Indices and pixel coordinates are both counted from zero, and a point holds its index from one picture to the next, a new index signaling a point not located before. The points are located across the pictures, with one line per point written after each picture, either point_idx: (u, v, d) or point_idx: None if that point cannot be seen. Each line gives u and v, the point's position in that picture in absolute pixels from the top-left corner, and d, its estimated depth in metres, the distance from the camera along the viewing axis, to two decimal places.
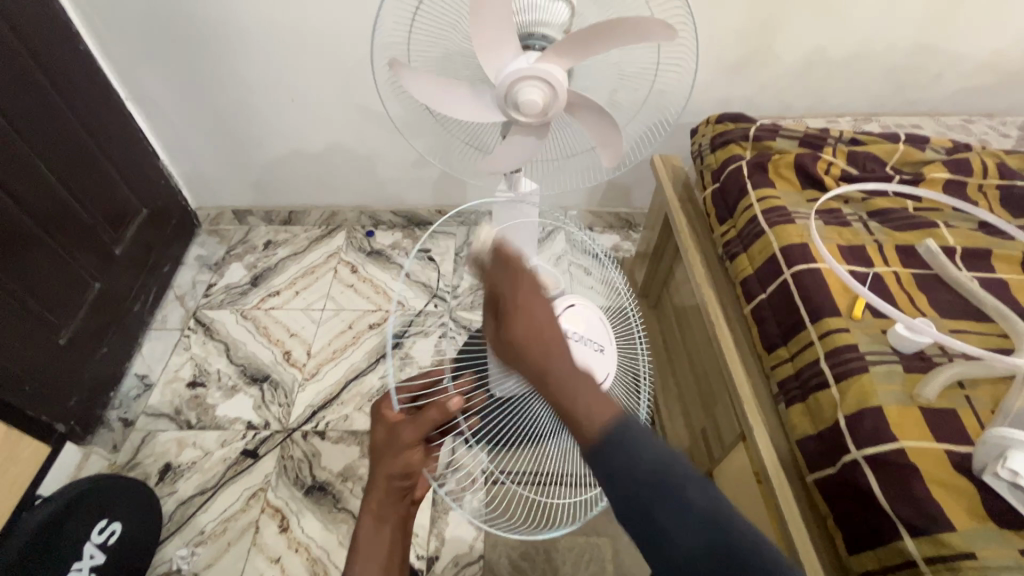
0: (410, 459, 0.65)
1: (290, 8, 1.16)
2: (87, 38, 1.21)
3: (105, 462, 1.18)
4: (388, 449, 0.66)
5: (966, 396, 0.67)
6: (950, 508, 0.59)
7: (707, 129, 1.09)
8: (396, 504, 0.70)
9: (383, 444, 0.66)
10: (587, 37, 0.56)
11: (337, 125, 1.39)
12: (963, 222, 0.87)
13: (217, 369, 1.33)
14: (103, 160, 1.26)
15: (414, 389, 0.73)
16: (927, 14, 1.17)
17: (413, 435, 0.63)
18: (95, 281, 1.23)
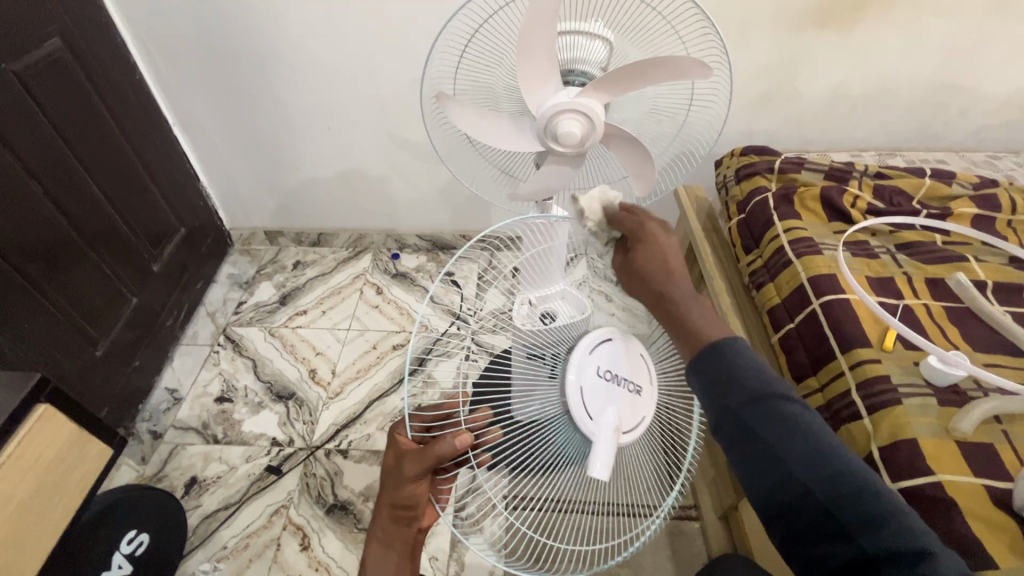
0: (413, 489, 0.67)
1: (332, 41, 1.22)
2: (142, 67, 1.30)
3: (134, 473, 1.20)
4: (392, 477, 0.68)
5: (1003, 431, 0.67)
6: (993, 545, 0.58)
7: (732, 161, 1.12)
8: (403, 530, 0.72)
9: (390, 469, 0.68)
10: (626, 75, 0.60)
11: (370, 151, 1.44)
12: (993, 257, 0.88)
13: (244, 385, 1.36)
14: (148, 180, 1.32)
15: (426, 419, 0.74)
16: (948, 53, 1.19)
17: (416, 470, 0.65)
18: (133, 295, 1.28)
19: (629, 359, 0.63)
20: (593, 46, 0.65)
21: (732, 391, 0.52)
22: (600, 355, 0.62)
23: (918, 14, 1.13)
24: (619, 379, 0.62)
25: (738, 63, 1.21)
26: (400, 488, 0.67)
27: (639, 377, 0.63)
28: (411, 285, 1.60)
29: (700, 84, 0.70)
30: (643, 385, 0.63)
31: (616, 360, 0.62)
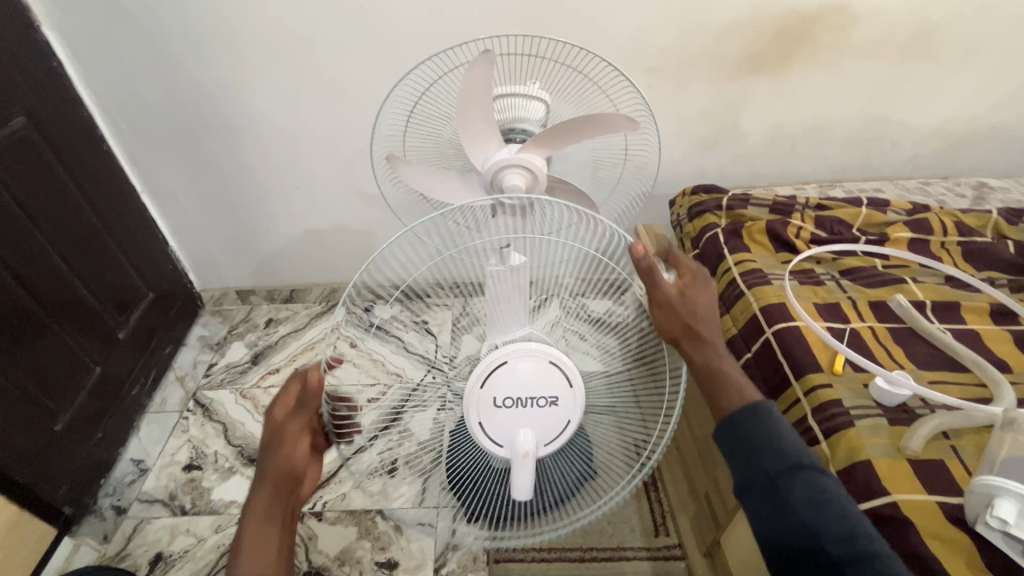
0: (299, 447, 0.75)
1: (296, 107, 1.28)
2: (111, 140, 1.33)
3: (95, 553, 1.14)
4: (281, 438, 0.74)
5: (951, 446, 0.70)
6: (953, 565, 0.59)
7: (684, 200, 1.17)
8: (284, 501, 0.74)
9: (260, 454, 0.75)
10: (560, 130, 0.64)
11: (338, 208, 1.47)
12: (930, 277, 0.93)
13: (214, 451, 1.32)
14: (114, 248, 1.32)
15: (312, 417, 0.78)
16: (874, 92, 1.30)
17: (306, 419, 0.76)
18: (96, 365, 1.25)
19: (534, 379, 0.72)
20: (531, 106, 0.70)
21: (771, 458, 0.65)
22: (500, 386, 0.72)
23: (840, 58, 1.24)
24: (527, 400, 0.72)
25: (684, 108, 1.29)
26: (268, 469, 0.74)
27: (551, 388, 0.72)
28: None
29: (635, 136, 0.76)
30: (557, 394, 0.72)
31: (520, 382, 0.72)
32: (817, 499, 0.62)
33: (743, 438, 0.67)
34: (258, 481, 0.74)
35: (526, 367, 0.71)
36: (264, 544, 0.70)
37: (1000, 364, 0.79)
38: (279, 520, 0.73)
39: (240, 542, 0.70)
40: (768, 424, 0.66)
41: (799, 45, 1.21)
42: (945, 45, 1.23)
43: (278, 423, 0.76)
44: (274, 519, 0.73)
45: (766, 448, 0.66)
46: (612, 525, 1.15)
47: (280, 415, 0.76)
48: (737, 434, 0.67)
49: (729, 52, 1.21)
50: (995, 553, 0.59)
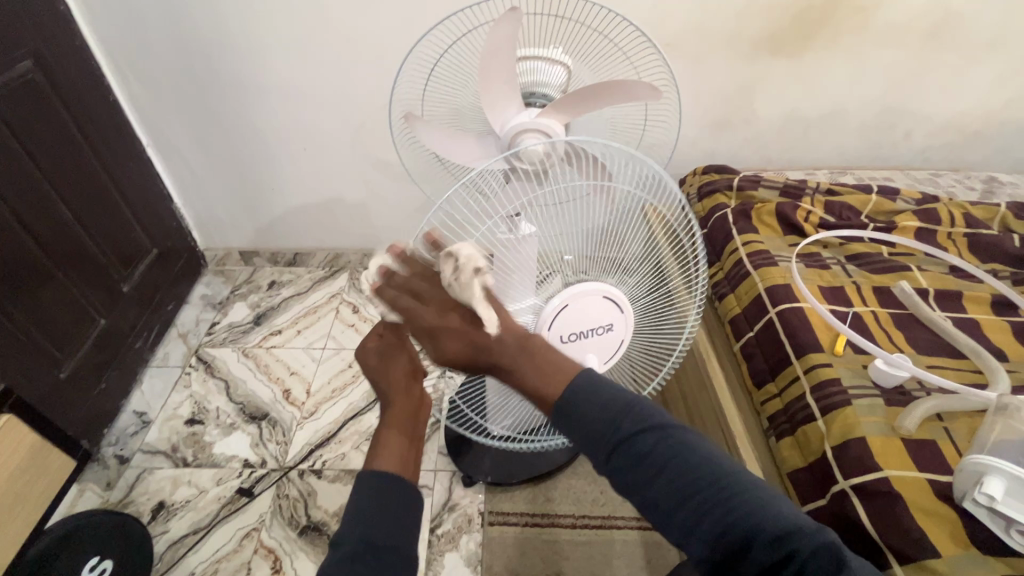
0: (404, 357, 0.66)
1: (306, 66, 1.26)
2: (118, 91, 1.31)
3: (98, 499, 1.17)
4: (382, 357, 0.66)
5: (945, 428, 0.72)
6: (937, 537, 0.62)
7: (695, 179, 1.16)
8: (410, 415, 0.64)
9: (372, 375, 0.66)
10: (581, 98, 0.67)
11: (345, 173, 1.47)
12: (934, 266, 0.94)
13: (216, 407, 1.34)
14: (120, 202, 1.32)
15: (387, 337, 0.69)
16: (892, 80, 1.28)
17: (402, 330, 0.66)
18: (100, 317, 1.26)
19: (587, 308, 0.71)
20: (553, 70, 0.71)
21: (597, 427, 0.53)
22: (563, 321, 0.72)
23: (859, 44, 1.22)
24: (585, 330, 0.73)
25: (700, 86, 1.28)
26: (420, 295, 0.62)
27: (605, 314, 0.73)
28: None
29: (652, 107, 0.81)
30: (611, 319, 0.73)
31: (580, 318, 0.72)
32: (654, 460, 0.51)
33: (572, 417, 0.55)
34: (385, 396, 0.65)
35: (593, 311, 0.72)
36: (398, 450, 0.61)
37: (997, 353, 0.81)
38: (407, 429, 0.63)
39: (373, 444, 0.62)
40: (593, 394, 0.55)
41: (820, 28, 1.19)
42: (968, 34, 1.21)
43: (385, 342, 0.66)
44: (401, 427, 0.63)
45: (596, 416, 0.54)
46: (604, 495, 1.18)
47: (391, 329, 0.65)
48: (572, 421, 0.55)
49: (749, 30, 1.19)
50: (979, 528, 0.62)
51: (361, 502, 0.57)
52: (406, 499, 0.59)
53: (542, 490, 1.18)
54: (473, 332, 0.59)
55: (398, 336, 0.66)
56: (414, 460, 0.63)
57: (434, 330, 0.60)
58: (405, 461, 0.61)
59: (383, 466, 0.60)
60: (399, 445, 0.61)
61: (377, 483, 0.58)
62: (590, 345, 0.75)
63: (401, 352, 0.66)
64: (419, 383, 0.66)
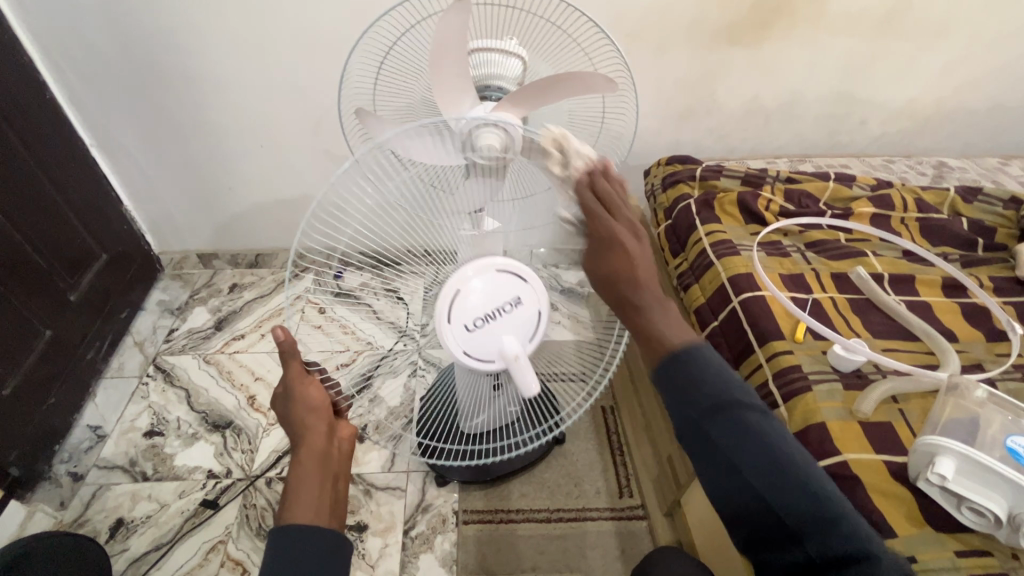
0: (313, 397, 0.64)
1: (259, 60, 1.21)
2: (56, 89, 1.23)
3: (51, 520, 1.11)
4: (287, 398, 0.64)
5: (899, 409, 0.74)
6: (893, 518, 0.64)
7: (659, 170, 1.17)
8: (325, 460, 0.63)
9: (282, 413, 0.65)
10: (536, 88, 0.65)
11: (306, 170, 1.42)
12: (889, 251, 0.97)
13: (177, 417, 1.29)
14: (63, 206, 1.24)
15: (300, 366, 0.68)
16: (847, 70, 1.31)
17: (300, 366, 0.64)
18: (47, 328, 1.19)
19: (483, 286, 0.68)
20: (508, 63, 0.70)
21: (697, 395, 0.58)
22: (461, 308, 0.68)
23: (815, 33, 1.24)
24: (495, 311, 0.69)
25: (662, 76, 1.28)
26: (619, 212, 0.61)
27: (511, 289, 0.69)
28: None
29: (608, 99, 0.80)
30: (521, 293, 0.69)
31: (478, 298, 0.68)
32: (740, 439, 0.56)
33: (673, 381, 0.59)
34: (293, 439, 0.64)
35: (489, 288, 0.68)
36: (311, 499, 0.62)
37: (947, 334, 0.83)
38: (320, 477, 0.62)
39: (284, 492, 0.62)
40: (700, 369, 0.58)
41: (777, 18, 1.21)
42: (917, 23, 1.24)
43: (287, 382, 0.64)
44: (310, 474, 0.62)
45: (704, 388, 0.58)
46: (577, 487, 1.18)
47: (288, 369, 0.63)
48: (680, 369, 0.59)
49: (709, 19, 1.19)
50: (931, 506, 0.64)
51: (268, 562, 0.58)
52: (326, 548, 0.60)
53: (516, 486, 1.18)
54: (629, 272, 0.60)
55: (296, 376, 0.63)
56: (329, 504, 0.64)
57: (623, 248, 0.60)
58: (319, 508, 0.62)
59: (295, 519, 0.60)
60: (311, 493, 0.62)
61: (285, 538, 0.59)
62: (503, 326, 0.69)
63: (302, 391, 0.64)
64: (326, 419, 0.64)
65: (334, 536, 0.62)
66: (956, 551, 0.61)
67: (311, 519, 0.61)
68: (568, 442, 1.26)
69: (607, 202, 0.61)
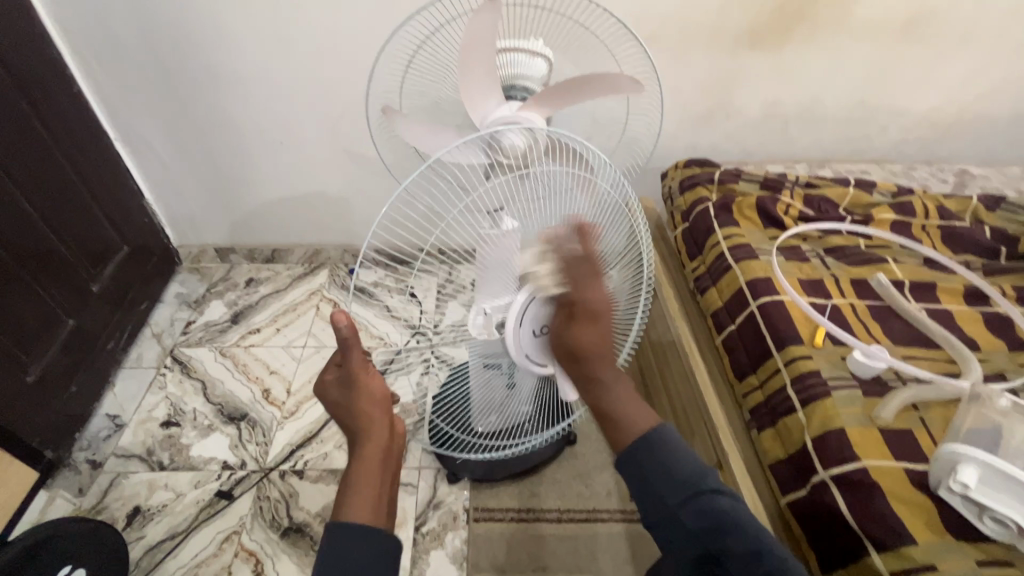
0: (372, 389, 0.66)
1: (281, 57, 1.23)
2: (83, 84, 1.26)
3: (70, 506, 1.13)
4: (347, 391, 0.66)
5: (920, 417, 0.74)
6: (913, 525, 0.63)
7: (676, 172, 1.16)
8: (387, 457, 0.65)
9: (337, 408, 0.67)
10: (560, 90, 0.66)
11: (324, 167, 1.43)
12: (910, 258, 0.96)
13: (193, 408, 1.30)
14: (86, 197, 1.26)
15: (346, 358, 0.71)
16: (868, 75, 1.30)
17: (363, 358, 0.66)
18: (69, 318, 1.22)
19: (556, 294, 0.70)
20: (533, 62, 0.71)
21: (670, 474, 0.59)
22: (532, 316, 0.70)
23: (837, 37, 1.23)
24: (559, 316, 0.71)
25: (681, 79, 1.27)
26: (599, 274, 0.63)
27: None
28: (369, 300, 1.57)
29: (634, 101, 0.79)
30: None
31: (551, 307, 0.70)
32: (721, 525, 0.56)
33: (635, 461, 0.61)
34: (354, 429, 0.65)
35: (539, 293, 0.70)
36: (368, 494, 0.61)
37: (969, 343, 0.83)
38: (378, 469, 0.63)
39: (346, 483, 0.62)
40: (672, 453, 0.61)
41: (799, 22, 1.20)
42: (941, 28, 1.23)
43: (345, 372, 0.66)
44: (370, 469, 0.63)
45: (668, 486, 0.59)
46: (588, 489, 1.18)
47: (352, 363, 0.66)
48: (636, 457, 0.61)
49: (729, 23, 1.19)
50: (952, 515, 0.64)
51: (326, 553, 0.57)
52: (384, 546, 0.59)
53: (527, 485, 1.18)
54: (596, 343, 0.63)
55: (362, 371, 0.66)
56: (384, 504, 0.63)
57: (596, 320, 0.63)
58: (375, 510, 0.61)
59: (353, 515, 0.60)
60: (370, 490, 0.62)
61: (343, 534, 0.58)
62: None
63: (364, 384, 0.66)
64: (387, 411, 0.66)
65: (389, 536, 0.61)
66: (978, 561, 0.60)
67: (367, 516, 0.60)
68: (579, 443, 1.26)
69: (574, 277, 0.62)
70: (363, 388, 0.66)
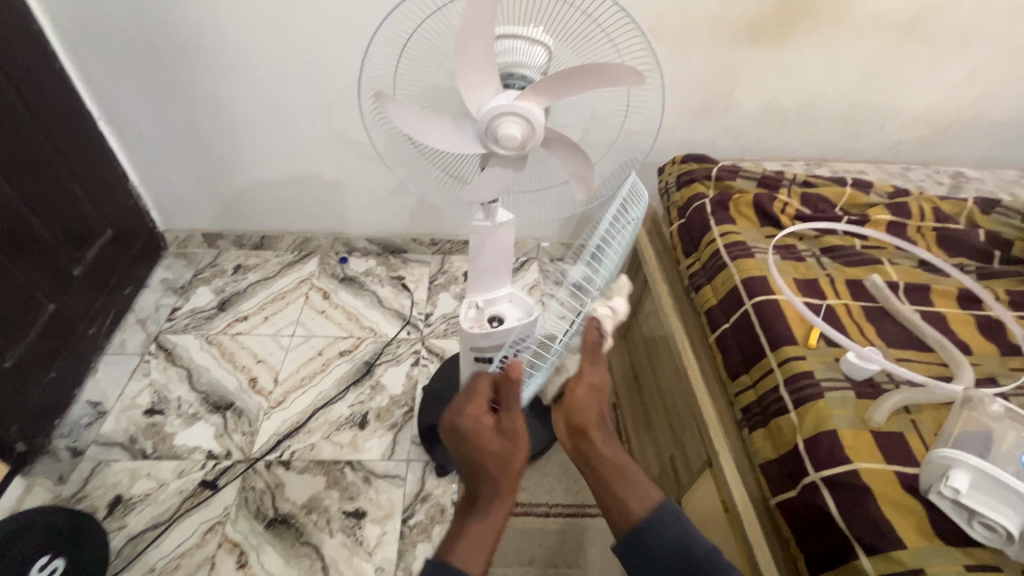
0: (508, 443, 0.73)
1: (271, 38, 1.19)
2: (66, 61, 1.22)
3: (49, 494, 1.11)
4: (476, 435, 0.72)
5: (912, 420, 0.74)
6: (902, 528, 0.63)
7: (673, 168, 1.15)
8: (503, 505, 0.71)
9: (477, 449, 0.72)
10: (560, 80, 0.64)
11: (315, 154, 1.41)
12: (905, 260, 0.96)
13: (178, 396, 1.28)
14: (67, 177, 1.22)
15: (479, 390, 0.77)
16: (867, 73, 1.29)
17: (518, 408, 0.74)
18: (49, 302, 1.18)
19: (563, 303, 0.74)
20: (533, 51, 0.69)
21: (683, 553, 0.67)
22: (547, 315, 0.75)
23: (838, 35, 1.22)
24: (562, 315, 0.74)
25: (681, 72, 1.26)
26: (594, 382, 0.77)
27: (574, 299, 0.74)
28: (359, 289, 1.55)
29: (635, 93, 0.77)
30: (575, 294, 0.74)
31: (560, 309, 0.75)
32: None
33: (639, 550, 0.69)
34: (483, 469, 0.72)
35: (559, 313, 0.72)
36: (481, 540, 0.67)
37: (962, 346, 0.83)
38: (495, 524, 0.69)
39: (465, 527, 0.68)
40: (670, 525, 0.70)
41: (800, 17, 1.19)
42: (943, 28, 1.22)
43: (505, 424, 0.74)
44: (492, 519, 0.69)
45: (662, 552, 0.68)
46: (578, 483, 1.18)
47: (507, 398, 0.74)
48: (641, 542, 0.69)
49: (730, 16, 1.17)
50: (942, 519, 0.64)
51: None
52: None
53: None
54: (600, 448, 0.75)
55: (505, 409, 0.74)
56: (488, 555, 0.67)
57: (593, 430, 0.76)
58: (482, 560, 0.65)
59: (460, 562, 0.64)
60: (483, 541, 0.67)
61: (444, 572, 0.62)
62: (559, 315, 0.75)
63: (518, 438, 0.73)
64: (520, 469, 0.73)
65: None
66: (966, 565, 0.60)
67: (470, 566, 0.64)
68: None
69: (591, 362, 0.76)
70: (479, 433, 0.72)
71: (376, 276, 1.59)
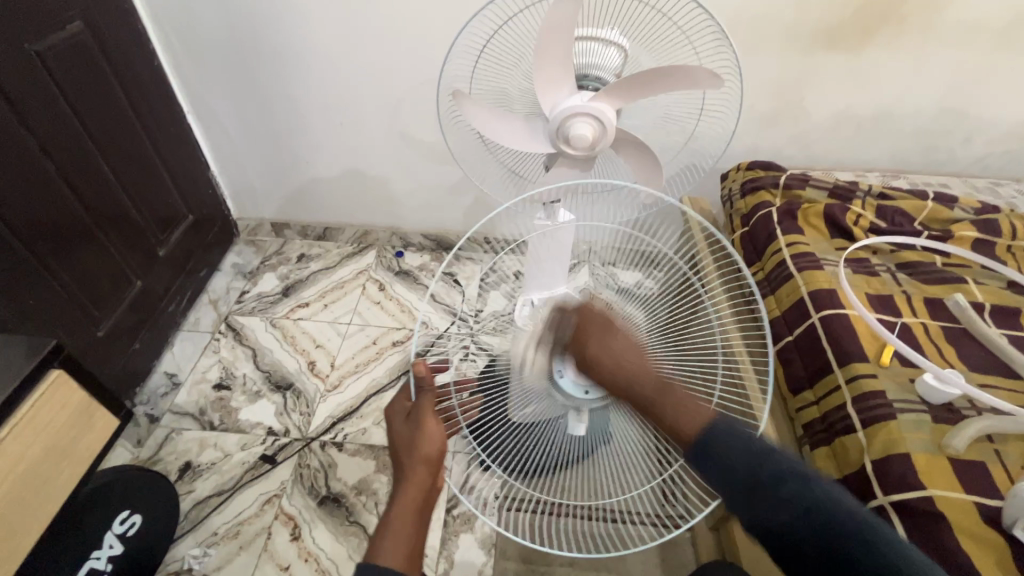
0: (432, 432, 0.63)
1: (350, 39, 1.24)
2: (165, 60, 1.33)
3: (129, 455, 1.20)
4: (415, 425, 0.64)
5: (996, 450, 0.69)
6: (980, 560, 0.60)
7: (738, 174, 1.12)
8: (418, 501, 0.61)
9: (399, 446, 0.64)
10: (636, 83, 0.65)
11: (381, 151, 1.46)
12: (992, 280, 0.90)
13: (243, 373, 1.36)
14: (159, 166, 1.33)
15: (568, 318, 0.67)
16: (956, 81, 1.21)
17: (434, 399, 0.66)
18: (137, 280, 1.28)
19: None
20: (608, 53, 0.71)
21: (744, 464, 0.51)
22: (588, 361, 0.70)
23: (925, 41, 1.15)
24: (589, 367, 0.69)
25: (751, 78, 1.22)
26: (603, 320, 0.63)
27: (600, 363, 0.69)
28: (414, 283, 1.59)
29: (709, 97, 0.77)
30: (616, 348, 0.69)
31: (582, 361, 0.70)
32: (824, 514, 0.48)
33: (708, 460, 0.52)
34: (399, 464, 0.63)
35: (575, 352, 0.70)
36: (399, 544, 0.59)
37: None
38: (414, 521, 0.61)
39: (385, 523, 0.60)
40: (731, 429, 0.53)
41: (885, 21, 1.13)
42: None
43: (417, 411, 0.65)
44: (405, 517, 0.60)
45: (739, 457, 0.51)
46: None
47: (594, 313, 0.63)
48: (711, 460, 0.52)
49: (809, 20, 1.13)
50: None
51: None
52: None
53: None
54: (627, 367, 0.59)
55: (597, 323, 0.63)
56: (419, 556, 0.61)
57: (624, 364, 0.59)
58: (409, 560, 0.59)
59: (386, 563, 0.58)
60: (402, 543, 0.59)
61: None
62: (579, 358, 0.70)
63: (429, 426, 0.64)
64: (431, 470, 0.62)
65: None
66: None
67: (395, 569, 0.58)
68: None
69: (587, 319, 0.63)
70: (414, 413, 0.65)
71: (429, 271, 1.63)
